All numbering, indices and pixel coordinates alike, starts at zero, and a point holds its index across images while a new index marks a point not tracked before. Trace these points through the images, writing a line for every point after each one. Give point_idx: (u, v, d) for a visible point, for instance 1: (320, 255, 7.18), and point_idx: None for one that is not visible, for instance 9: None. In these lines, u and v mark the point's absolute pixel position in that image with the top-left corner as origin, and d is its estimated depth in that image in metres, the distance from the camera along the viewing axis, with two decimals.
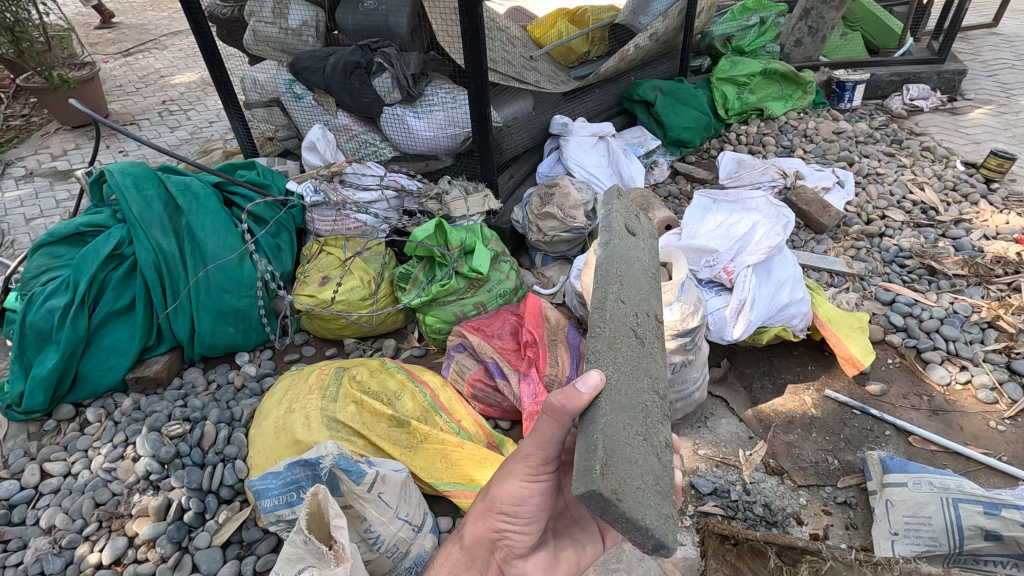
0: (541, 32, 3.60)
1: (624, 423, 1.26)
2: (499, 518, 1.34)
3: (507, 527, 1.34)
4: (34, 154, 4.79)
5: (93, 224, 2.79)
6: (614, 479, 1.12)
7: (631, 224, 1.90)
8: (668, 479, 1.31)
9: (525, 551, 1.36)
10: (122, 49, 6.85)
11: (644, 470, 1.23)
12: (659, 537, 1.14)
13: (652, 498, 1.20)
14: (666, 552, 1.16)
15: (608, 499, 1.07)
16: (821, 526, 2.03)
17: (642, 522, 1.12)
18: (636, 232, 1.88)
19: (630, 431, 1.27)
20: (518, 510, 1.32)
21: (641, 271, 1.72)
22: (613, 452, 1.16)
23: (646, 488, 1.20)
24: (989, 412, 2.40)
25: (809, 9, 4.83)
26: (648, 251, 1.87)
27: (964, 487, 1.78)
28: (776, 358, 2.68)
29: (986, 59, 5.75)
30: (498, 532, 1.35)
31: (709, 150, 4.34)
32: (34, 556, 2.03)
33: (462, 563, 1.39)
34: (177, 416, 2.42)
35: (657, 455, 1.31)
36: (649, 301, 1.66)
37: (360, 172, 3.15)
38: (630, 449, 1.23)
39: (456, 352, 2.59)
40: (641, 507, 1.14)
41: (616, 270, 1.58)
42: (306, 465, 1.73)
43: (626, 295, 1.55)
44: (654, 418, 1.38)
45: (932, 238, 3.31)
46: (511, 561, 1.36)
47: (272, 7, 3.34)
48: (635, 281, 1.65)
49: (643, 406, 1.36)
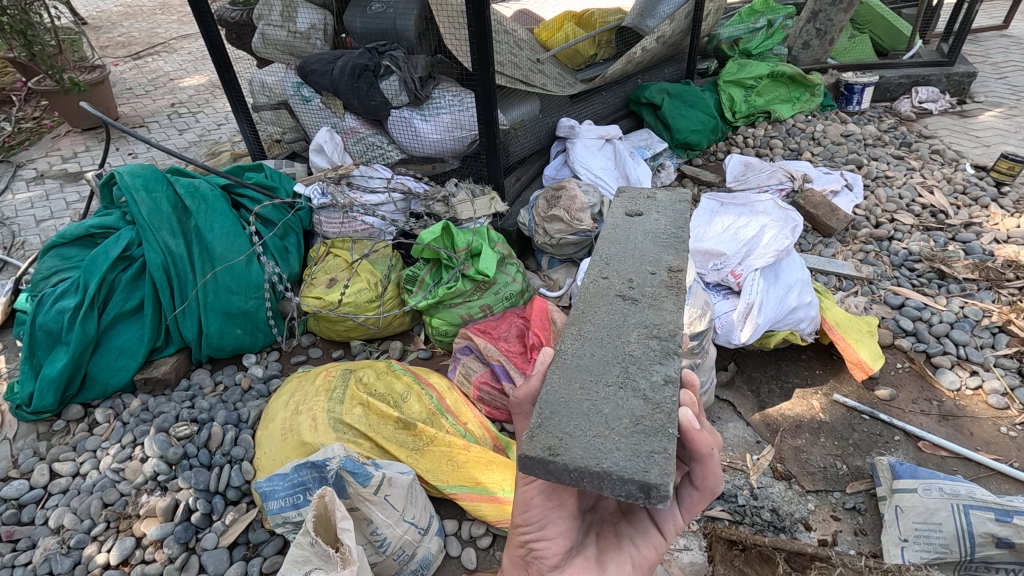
0: (548, 35, 3.59)
1: (582, 384, 1.33)
2: (517, 532, 1.29)
3: (528, 537, 1.28)
4: (45, 156, 4.84)
5: (103, 226, 2.81)
6: (550, 437, 1.20)
7: (634, 206, 1.99)
8: (663, 412, 1.23)
9: (559, 558, 1.25)
10: (131, 52, 6.91)
11: (610, 418, 1.24)
12: (633, 478, 1.09)
13: (620, 441, 1.18)
14: (657, 492, 1.07)
15: (537, 457, 1.15)
16: (829, 532, 2.01)
17: (599, 469, 1.12)
18: (642, 210, 1.95)
19: (593, 387, 1.32)
20: (528, 517, 1.28)
21: (646, 240, 1.80)
22: (552, 414, 1.26)
23: (609, 434, 1.20)
24: (1000, 417, 2.38)
25: (817, 11, 4.82)
26: (663, 220, 1.90)
27: (976, 495, 1.78)
28: (784, 362, 2.66)
29: (996, 61, 5.71)
30: (524, 545, 1.28)
31: (715, 152, 4.33)
32: (43, 555, 2.05)
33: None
34: (185, 417, 2.44)
35: (642, 398, 1.28)
36: (658, 257, 1.72)
37: (366, 174, 3.15)
38: (589, 404, 1.28)
39: (462, 354, 2.58)
40: (594, 455, 1.15)
41: (600, 254, 1.76)
42: (313, 467, 1.73)
43: (609, 270, 1.70)
44: (646, 362, 1.37)
45: (942, 241, 3.28)
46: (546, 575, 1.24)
47: (280, 11, 3.37)
48: (635, 252, 1.76)
49: (625, 358, 1.40)
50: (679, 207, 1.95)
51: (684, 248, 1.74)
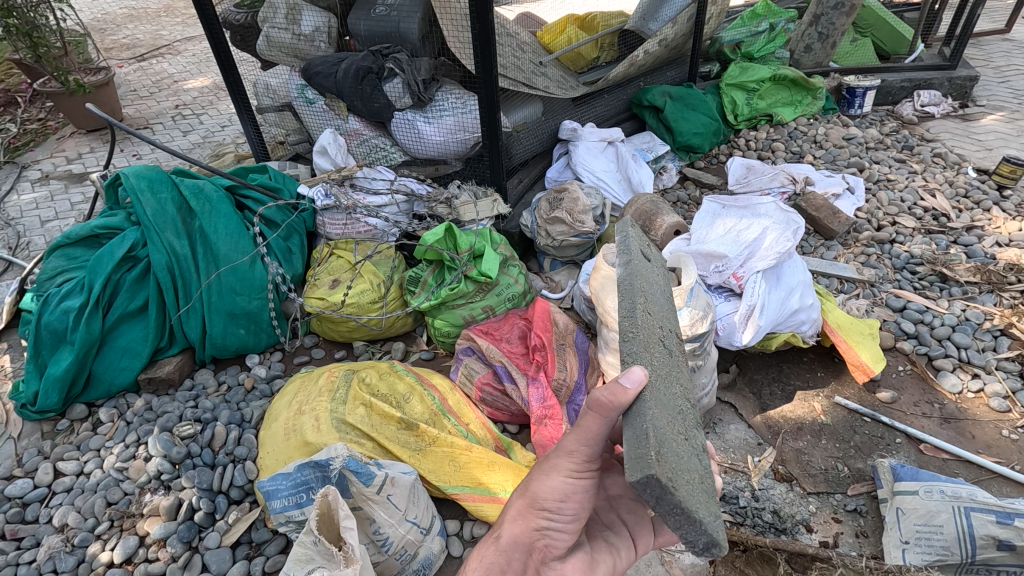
0: (552, 37, 3.51)
1: (669, 417, 1.28)
2: (541, 516, 1.31)
3: (549, 525, 1.31)
4: (50, 157, 4.87)
5: (108, 226, 2.83)
6: (668, 468, 1.13)
7: (646, 250, 1.85)
8: (710, 478, 1.35)
9: (563, 551, 1.34)
10: (136, 54, 6.95)
11: (689, 463, 1.26)
12: (708, 534, 1.16)
13: (701, 493, 1.22)
14: (717, 548, 1.19)
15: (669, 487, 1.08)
16: (830, 534, 2.02)
17: (698, 516, 1.13)
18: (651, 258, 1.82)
19: (676, 427, 1.29)
20: (562, 507, 1.31)
21: (660, 294, 1.70)
22: (665, 444, 1.18)
23: (694, 482, 1.21)
24: (1001, 420, 2.38)
25: (820, 14, 4.83)
26: (661, 276, 1.83)
27: (977, 497, 1.78)
28: (786, 364, 2.67)
29: (998, 65, 5.72)
30: (538, 530, 1.31)
31: (717, 155, 4.34)
32: (47, 554, 2.06)
33: (497, 564, 1.29)
34: (189, 417, 2.45)
35: (696, 453, 1.34)
36: (669, 315, 1.69)
37: (369, 176, 3.19)
38: (675, 444, 1.24)
39: (464, 355, 2.60)
40: (695, 499, 1.16)
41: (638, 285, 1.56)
42: (316, 466, 1.76)
43: (652, 307, 1.54)
44: (688, 424, 1.42)
45: (943, 244, 3.29)
46: (549, 563, 1.32)
47: (285, 13, 3.40)
48: (656, 301, 1.65)
49: (678, 409, 1.39)
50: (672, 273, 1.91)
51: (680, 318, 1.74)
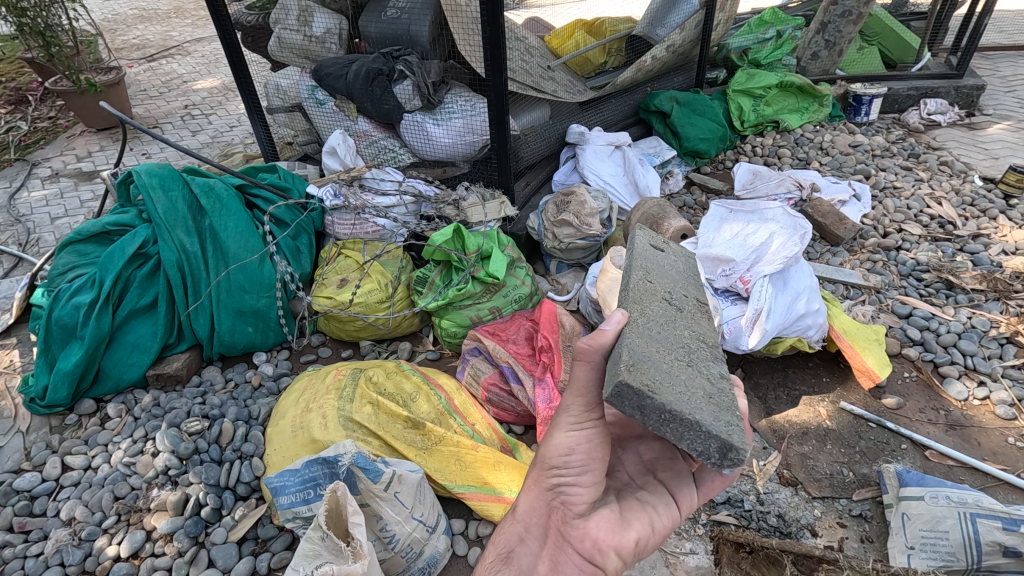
0: (559, 42, 3.55)
1: (658, 347, 1.34)
2: (552, 474, 1.31)
3: (561, 481, 1.30)
4: (60, 155, 4.91)
5: (120, 224, 2.87)
6: (645, 377, 1.21)
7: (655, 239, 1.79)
8: (726, 397, 1.32)
9: (584, 507, 1.28)
10: (146, 54, 7.01)
11: (688, 383, 1.28)
12: (719, 437, 1.19)
13: (701, 404, 1.24)
14: (732, 454, 1.20)
15: (639, 391, 1.17)
16: (835, 538, 2.01)
17: (692, 419, 1.19)
18: (663, 245, 1.77)
19: (668, 355, 1.33)
20: (568, 460, 1.30)
21: (675, 272, 1.68)
22: (642, 360, 1.26)
23: (690, 394, 1.25)
24: (1007, 427, 2.37)
25: (827, 22, 4.84)
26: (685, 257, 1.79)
27: (983, 503, 1.78)
28: (791, 369, 2.67)
29: (1004, 75, 5.73)
30: (553, 490, 1.31)
31: (724, 161, 4.36)
32: (55, 547, 2.07)
33: (516, 533, 1.32)
34: (197, 413, 2.46)
35: (705, 376, 1.35)
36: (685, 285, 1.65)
37: (378, 176, 3.19)
38: (667, 366, 1.30)
39: (470, 356, 2.61)
40: (686, 405, 1.21)
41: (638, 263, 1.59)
42: (325, 463, 1.77)
43: (652, 276, 1.57)
44: (702, 356, 1.41)
45: (949, 252, 3.30)
46: (570, 520, 1.27)
47: (297, 15, 3.42)
48: (667, 275, 1.64)
49: (683, 344, 1.41)
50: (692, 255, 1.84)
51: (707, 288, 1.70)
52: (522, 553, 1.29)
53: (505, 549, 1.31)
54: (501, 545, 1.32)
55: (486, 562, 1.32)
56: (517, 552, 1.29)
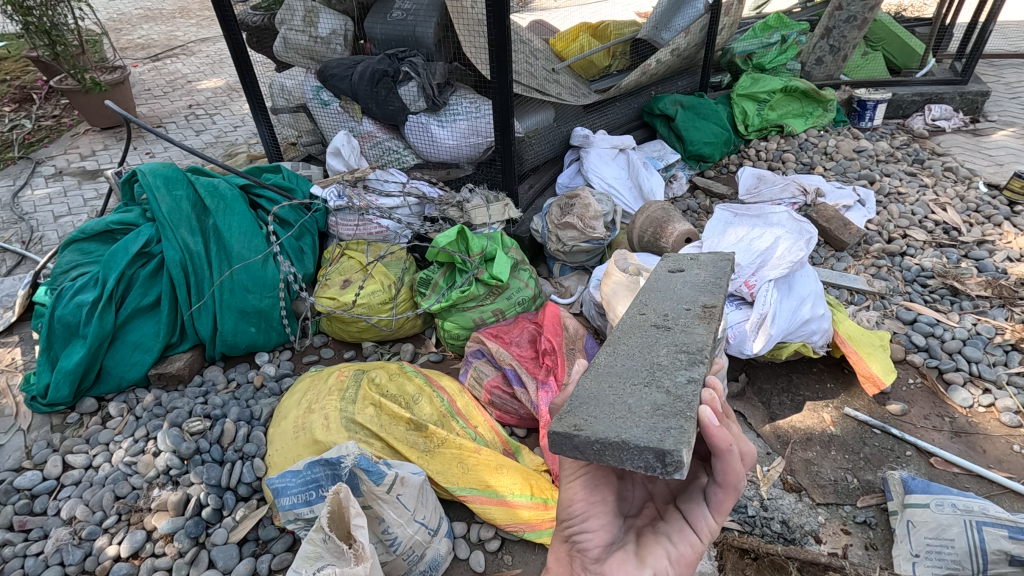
0: (564, 45, 3.53)
1: (611, 383, 1.40)
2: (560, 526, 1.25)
3: (572, 530, 1.23)
4: (64, 153, 4.91)
5: (124, 223, 2.87)
6: (577, 419, 1.26)
7: (677, 264, 1.96)
8: (683, 402, 1.28)
9: (601, 551, 1.19)
10: (151, 54, 7.02)
11: (633, 406, 1.29)
12: (651, 446, 1.14)
13: (641, 421, 1.23)
14: (671, 458, 1.12)
15: (564, 433, 1.21)
16: (839, 545, 2.00)
17: (619, 439, 1.17)
18: (684, 267, 1.92)
19: (620, 386, 1.37)
20: (572, 510, 1.25)
21: (687, 289, 1.77)
22: (581, 404, 1.33)
23: (631, 416, 1.25)
24: (1013, 435, 2.36)
25: (831, 27, 4.85)
26: (707, 273, 1.85)
27: (989, 511, 1.77)
28: (795, 374, 2.67)
29: (1009, 82, 5.72)
30: (568, 540, 1.23)
31: (727, 165, 4.35)
32: (55, 546, 2.06)
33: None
34: (198, 413, 2.45)
35: (665, 390, 1.33)
36: (694, 298, 1.70)
37: (382, 178, 3.21)
38: (614, 396, 1.34)
39: (474, 358, 2.60)
40: (616, 430, 1.20)
41: (638, 298, 1.77)
42: (327, 464, 1.76)
43: (647, 307, 1.71)
44: (673, 367, 1.41)
45: (954, 258, 3.29)
46: (589, 567, 1.18)
47: (303, 16, 3.44)
48: (673, 295, 1.74)
49: (652, 365, 1.44)
50: (721, 264, 1.89)
51: (724, 293, 1.71)
52: None
53: None
54: None
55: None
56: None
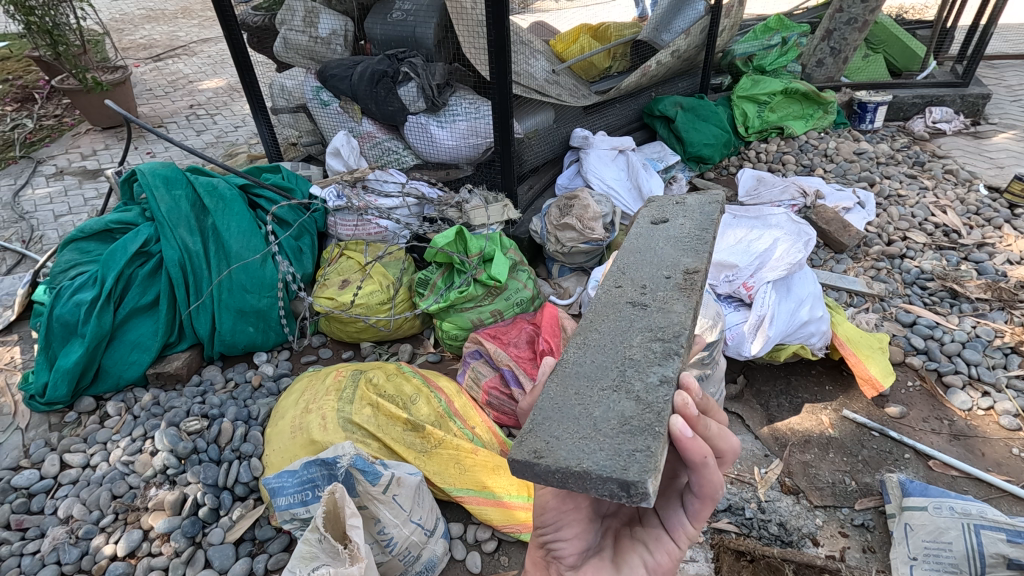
0: (564, 46, 3.52)
1: (579, 389, 1.36)
2: (535, 533, 1.28)
3: (546, 538, 1.26)
4: (65, 153, 4.92)
5: (123, 222, 2.88)
6: (538, 442, 1.22)
7: (660, 215, 2.03)
8: (652, 412, 1.24)
9: (576, 558, 1.22)
10: (152, 54, 7.04)
11: (599, 420, 1.25)
12: (614, 476, 1.09)
13: (605, 441, 1.19)
14: (636, 489, 1.07)
15: (523, 461, 1.17)
16: (837, 548, 1.99)
17: (580, 469, 1.13)
18: (667, 218, 1.99)
19: (587, 393, 1.33)
20: (544, 519, 1.26)
21: (666, 242, 1.84)
22: (543, 420, 1.28)
23: (595, 435, 1.21)
24: (1012, 438, 2.35)
25: (832, 29, 4.85)
26: (688, 226, 1.90)
27: (988, 514, 1.77)
28: (794, 376, 2.66)
29: (1010, 84, 5.72)
30: (543, 547, 1.27)
31: (727, 167, 4.35)
32: (51, 545, 2.06)
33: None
34: (196, 413, 2.44)
35: (634, 398, 1.29)
36: (676, 261, 1.73)
37: (381, 178, 3.21)
38: (581, 408, 1.30)
39: (472, 359, 2.60)
40: (578, 456, 1.16)
41: (620, 255, 1.82)
42: (323, 464, 1.75)
43: (624, 279, 1.71)
44: (644, 365, 1.38)
45: (954, 261, 3.28)
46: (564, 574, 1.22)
47: (303, 16, 3.45)
48: (654, 257, 1.78)
49: (622, 363, 1.40)
50: (705, 220, 1.92)
51: (703, 251, 1.76)
52: None
53: None
54: None
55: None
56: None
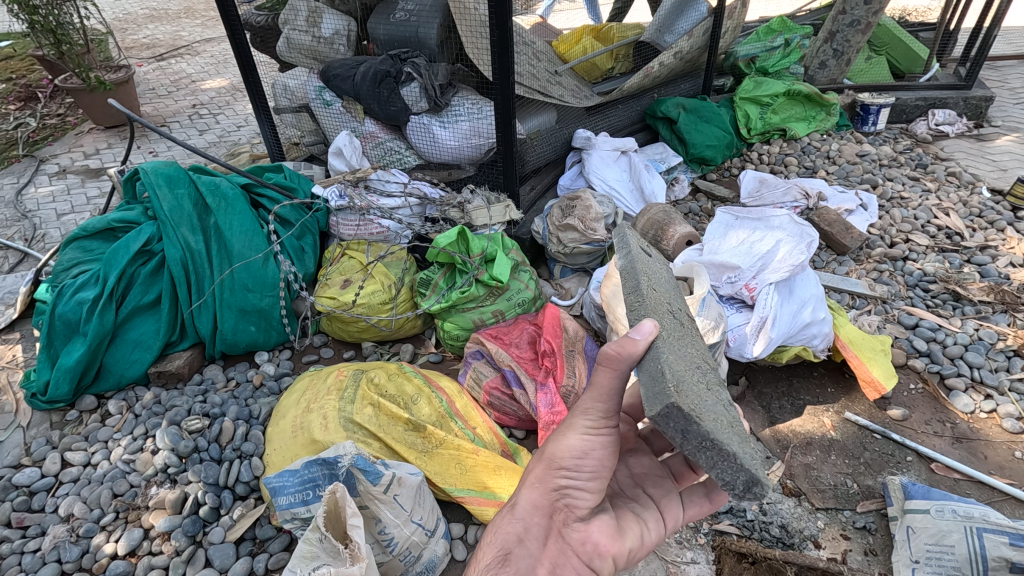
0: (566, 47, 3.62)
1: (686, 366, 1.32)
2: (560, 475, 1.31)
3: (570, 483, 1.30)
4: (67, 152, 4.93)
5: (126, 221, 2.89)
6: (687, 400, 1.18)
7: (644, 245, 1.86)
8: (738, 425, 1.38)
9: (586, 513, 1.31)
10: (156, 53, 7.05)
11: (715, 409, 1.28)
12: (748, 470, 1.17)
13: (731, 433, 1.25)
14: (757, 489, 1.18)
15: (686, 413, 1.13)
16: (839, 550, 1.98)
17: (730, 450, 1.16)
18: (653, 253, 1.84)
19: (694, 377, 1.33)
20: (581, 465, 1.30)
21: (667, 282, 1.73)
22: (682, 382, 1.22)
23: (721, 423, 1.25)
24: (1014, 442, 2.34)
25: (835, 32, 4.84)
26: (664, 271, 1.83)
27: (990, 518, 1.76)
28: (795, 378, 2.65)
29: (1013, 87, 5.70)
30: (558, 491, 1.31)
31: (730, 168, 4.33)
32: (52, 543, 2.06)
33: (515, 533, 1.29)
34: (197, 411, 2.44)
35: (721, 403, 1.37)
36: (683, 304, 1.74)
37: (383, 178, 3.21)
38: (697, 388, 1.28)
39: (473, 359, 2.59)
40: (722, 434, 1.18)
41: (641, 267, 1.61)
42: (324, 463, 1.76)
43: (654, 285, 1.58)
44: (712, 380, 1.45)
45: (957, 263, 3.28)
46: (572, 524, 1.30)
47: (307, 17, 3.45)
48: (662, 284, 1.67)
49: (698, 366, 1.43)
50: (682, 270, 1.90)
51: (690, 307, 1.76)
52: (520, 554, 1.27)
53: (501, 549, 1.28)
54: (497, 544, 1.29)
55: (483, 563, 1.28)
56: (515, 553, 1.27)
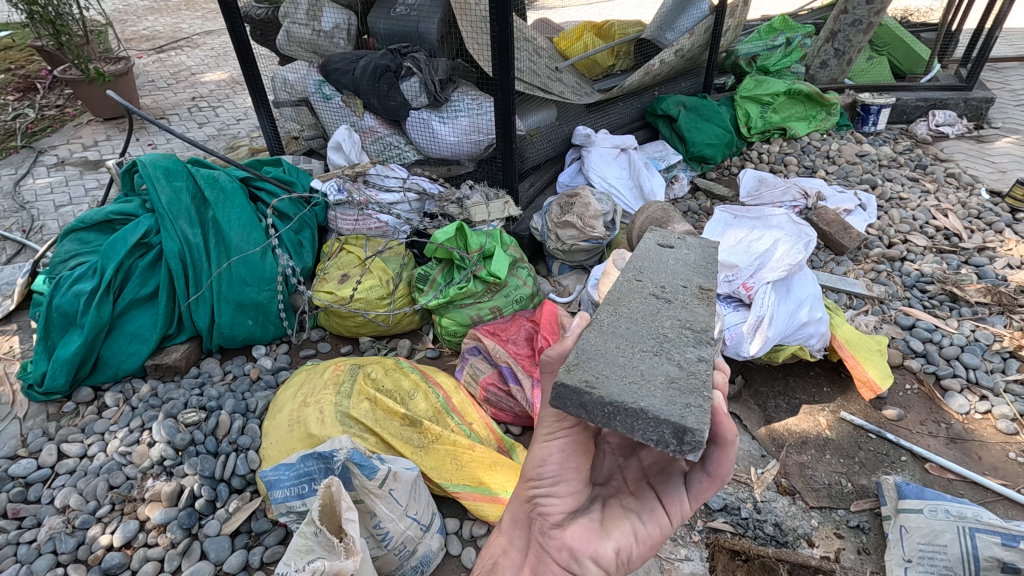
0: (568, 44, 3.57)
1: (619, 342, 1.34)
2: (529, 485, 1.31)
3: (538, 491, 1.29)
4: (66, 143, 4.92)
5: (122, 213, 2.86)
6: (586, 374, 1.22)
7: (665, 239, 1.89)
8: (699, 378, 1.23)
9: (562, 517, 1.26)
10: (155, 45, 7.01)
11: (646, 372, 1.24)
12: (670, 420, 1.10)
13: (656, 390, 1.19)
14: (691, 436, 1.09)
15: (574, 387, 1.18)
16: (832, 549, 2.00)
17: (636, 406, 1.14)
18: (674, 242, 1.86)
19: (628, 348, 1.32)
20: (542, 471, 1.29)
21: (680, 265, 1.72)
22: (590, 357, 1.28)
23: (645, 382, 1.21)
24: (1009, 443, 2.35)
25: (837, 31, 4.83)
26: (698, 253, 1.80)
27: (983, 518, 1.76)
28: (792, 378, 2.66)
29: (1014, 89, 5.69)
30: (530, 501, 1.31)
31: (729, 167, 4.33)
32: (48, 534, 2.06)
33: (501, 546, 1.36)
34: (194, 404, 2.45)
35: (676, 363, 1.28)
36: (689, 278, 1.66)
37: (383, 173, 3.20)
38: (625, 358, 1.29)
39: (470, 355, 2.60)
40: (632, 394, 1.17)
41: (633, 264, 1.71)
42: (320, 457, 1.75)
43: (644, 276, 1.65)
44: (680, 343, 1.35)
45: (955, 264, 3.28)
46: (548, 531, 1.25)
47: (306, 10, 3.44)
48: (666, 268, 1.70)
49: (659, 336, 1.38)
50: (714, 245, 1.84)
51: (716, 275, 1.68)
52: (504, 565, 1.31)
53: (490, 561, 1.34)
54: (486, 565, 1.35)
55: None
56: (500, 563, 1.32)
